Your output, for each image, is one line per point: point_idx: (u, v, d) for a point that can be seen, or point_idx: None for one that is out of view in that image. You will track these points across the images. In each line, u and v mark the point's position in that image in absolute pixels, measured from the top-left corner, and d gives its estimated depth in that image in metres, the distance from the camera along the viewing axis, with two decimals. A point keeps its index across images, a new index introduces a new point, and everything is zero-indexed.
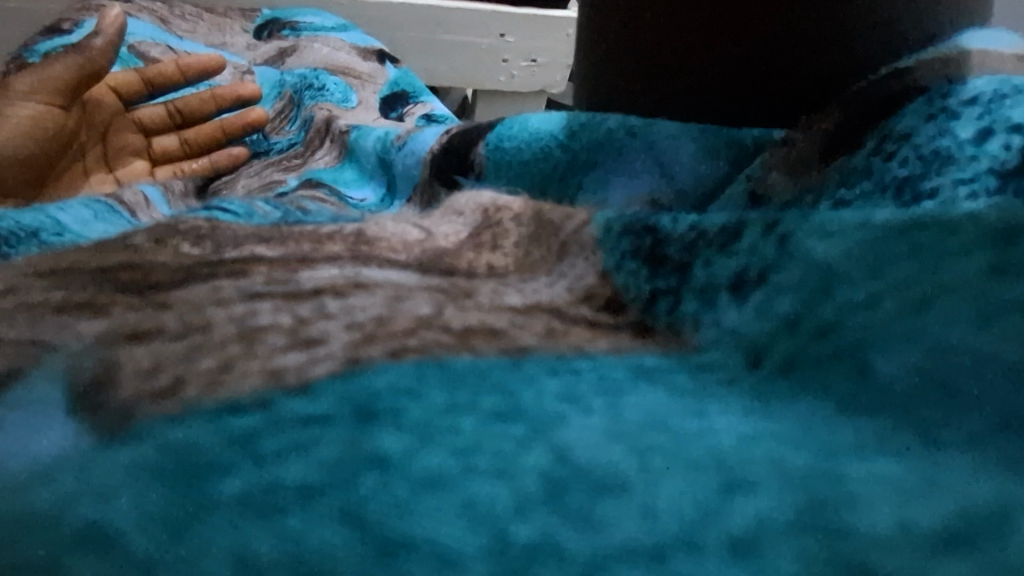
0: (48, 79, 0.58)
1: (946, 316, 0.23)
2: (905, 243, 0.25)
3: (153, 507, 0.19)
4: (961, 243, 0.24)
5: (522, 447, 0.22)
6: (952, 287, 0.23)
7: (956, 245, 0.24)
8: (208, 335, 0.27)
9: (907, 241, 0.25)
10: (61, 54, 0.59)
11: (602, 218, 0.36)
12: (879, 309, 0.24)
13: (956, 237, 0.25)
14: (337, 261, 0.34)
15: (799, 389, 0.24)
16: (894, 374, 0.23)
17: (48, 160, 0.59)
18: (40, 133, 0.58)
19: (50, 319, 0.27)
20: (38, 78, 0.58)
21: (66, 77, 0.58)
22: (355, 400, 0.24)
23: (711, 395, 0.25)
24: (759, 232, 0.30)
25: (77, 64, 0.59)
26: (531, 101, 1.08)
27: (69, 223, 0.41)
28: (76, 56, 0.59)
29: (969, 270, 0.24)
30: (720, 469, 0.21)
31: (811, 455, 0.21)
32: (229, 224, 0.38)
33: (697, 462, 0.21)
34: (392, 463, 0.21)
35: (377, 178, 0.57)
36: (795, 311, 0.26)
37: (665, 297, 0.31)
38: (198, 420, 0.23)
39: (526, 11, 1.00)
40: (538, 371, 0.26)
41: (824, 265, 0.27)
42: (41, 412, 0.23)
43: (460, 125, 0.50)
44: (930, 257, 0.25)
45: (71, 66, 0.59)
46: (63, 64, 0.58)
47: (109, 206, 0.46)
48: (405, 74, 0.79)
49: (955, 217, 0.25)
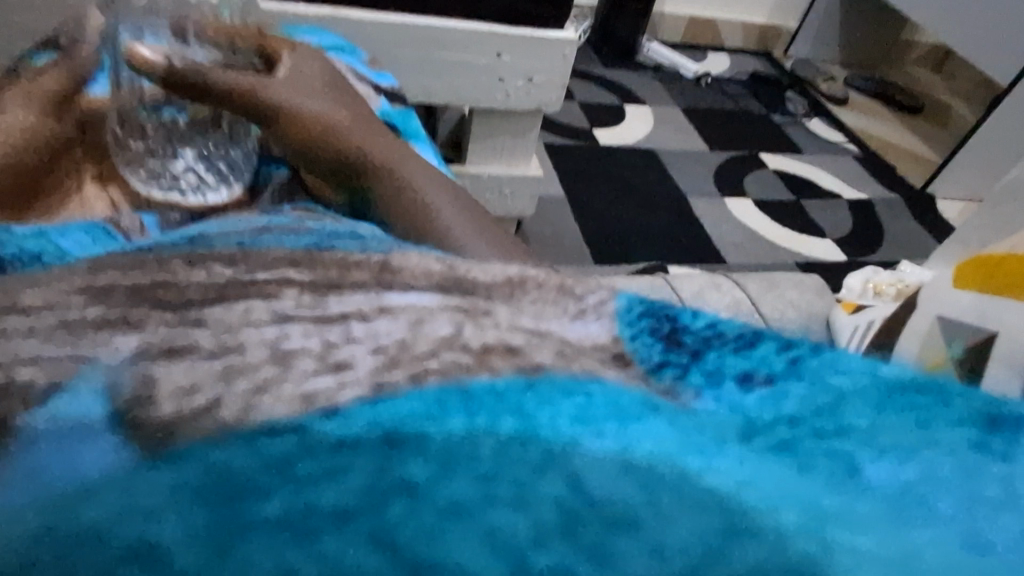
0: (37, 89, 0.53)
1: (937, 458, 0.29)
2: (907, 401, 0.32)
3: (198, 522, 0.22)
4: (944, 417, 0.31)
5: (538, 475, 0.25)
6: (944, 440, 0.30)
7: (942, 418, 0.31)
8: (242, 356, 0.28)
9: (908, 400, 0.32)
10: (45, 70, 0.55)
11: (622, 296, 0.36)
12: (883, 432, 0.30)
13: (941, 413, 0.31)
14: (364, 287, 0.32)
15: (791, 464, 0.28)
16: (885, 477, 0.28)
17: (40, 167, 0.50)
18: (32, 136, 0.50)
19: (89, 335, 0.28)
20: (27, 90, 0.53)
21: (53, 88, 0.54)
22: (382, 424, 0.26)
23: (720, 441, 0.29)
24: (773, 349, 0.34)
25: (64, 75, 0.55)
26: (527, 120, 1.16)
27: (69, 247, 0.41)
28: (60, 67, 0.55)
29: (955, 436, 0.30)
30: (723, 511, 0.25)
31: (805, 513, 0.25)
32: (253, 241, 0.34)
33: (703, 502, 0.25)
34: (420, 492, 0.24)
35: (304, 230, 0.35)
36: (801, 412, 0.31)
37: (674, 368, 0.32)
38: (238, 441, 0.25)
39: (523, 32, 1.03)
40: (552, 392, 0.28)
41: (833, 393, 0.32)
42: (84, 432, 0.25)
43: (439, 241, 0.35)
44: (928, 418, 0.31)
45: (60, 77, 0.55)
46: (50, 76, 0.54)
47: (107, 231, 0.45)
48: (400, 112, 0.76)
49: (943, 400, 0.32)
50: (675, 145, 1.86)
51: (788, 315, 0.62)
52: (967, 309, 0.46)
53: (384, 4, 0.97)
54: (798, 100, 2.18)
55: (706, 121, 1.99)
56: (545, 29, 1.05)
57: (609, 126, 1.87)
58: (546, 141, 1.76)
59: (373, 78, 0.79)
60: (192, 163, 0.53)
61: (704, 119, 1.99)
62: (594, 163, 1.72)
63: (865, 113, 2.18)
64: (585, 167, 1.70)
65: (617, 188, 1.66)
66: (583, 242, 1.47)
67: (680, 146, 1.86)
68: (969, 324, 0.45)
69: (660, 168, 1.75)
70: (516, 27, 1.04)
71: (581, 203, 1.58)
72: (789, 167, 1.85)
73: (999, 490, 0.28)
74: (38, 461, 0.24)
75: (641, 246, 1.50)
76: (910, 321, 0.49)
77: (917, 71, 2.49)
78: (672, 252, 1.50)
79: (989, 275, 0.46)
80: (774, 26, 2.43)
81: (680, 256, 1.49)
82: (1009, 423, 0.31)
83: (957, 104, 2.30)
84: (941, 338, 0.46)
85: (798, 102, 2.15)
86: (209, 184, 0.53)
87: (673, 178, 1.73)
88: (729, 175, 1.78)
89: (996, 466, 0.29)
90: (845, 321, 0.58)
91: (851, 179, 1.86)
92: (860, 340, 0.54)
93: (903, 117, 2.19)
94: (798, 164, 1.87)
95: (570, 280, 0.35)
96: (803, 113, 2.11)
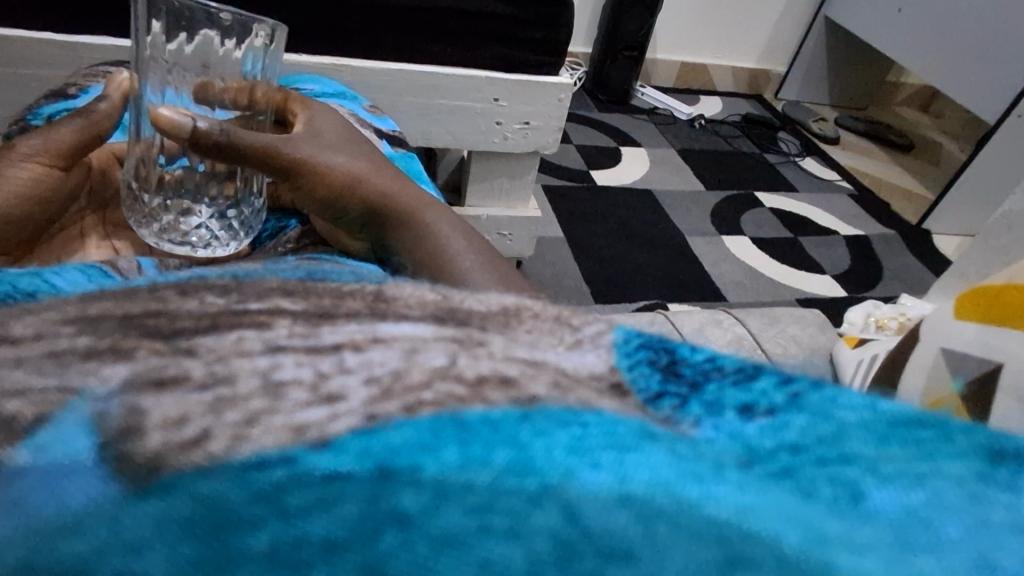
0: (52, 141, 0.54)
1: (945, 489, 0.25)
2: (913, 431, 0.28)
3: (183, 557, 0.23)
4: (954, 448, 0.27)
5: (533, 505, 0.23)
6: (953, 472, 0.26)
7: (950, 450, 0.27)
8: (232, 388, 0.26)
9: (915, 430, 0.28)
10: (65, 121, 0.55)
11: (619, 330, 0.34)
12: (889, 460, 0.26)
13: (951, 443, 0.27)
14: (356, 317, 0.30)
15: (792, 489, 0.25)
16: (889, 504, 0.24)
17: (41, 221, 0.54)
18: (38, 196, 0.53)
19: (76, 367, 0.27)
20: (43, 140, 0.54)
21: (71, 140, 0.54)
22: (375, 456, 0.24)
23: (715, 464, 0.26)
24: (773, 382, 0.31)
25: (81, 128, 0.55)
26: (525, 161, 1.18)
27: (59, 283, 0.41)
28: (82, 120, 0.55)
29: (963, 468, 0.26)
30: (720, 542, 0.23)
31: (805, 539, 0.23)
32: (253, 278, 0.34)
33: (698, 533, 0.23)
34: (413, 522, 0.23)
35: (327, 277, 0.36)
36: (801, 440, 0.28)
37: (673, 398, 0.30)
38: (227, 473, 0.24)
39: (521, 78, 1.06)
40: (547, 423, 0.26)
41: (837, 422, 0.28)
42: (63, 472, 0.24)
43: (453, 287, 0.36)
44: (931, 446, 0.27)
45: (79, 130, 0.55)
46: (68, 128, 0.55)
47: (104, 271, 0.46)
48: (401, 155, 0.77)
49: (952, 429, 0.28)
50: (672, 186, 1.89)
51: (792, 349, 0.61)
52: (971, 341, 0.46)
53: (384, 53, 1.00)
54: (791, 140, 2.22)
55: (701, 162, 2.02)
56: (540, 75, 1.08)
57: (606, 168, 1.90)
58: (544, 183, 1.78)
59: (374, 123, 0.80)
60: (206, 220, 0.54)
61: (701, 161, 2.02)
62: (592, 204, 1.74)
63: (857, 152, 2.22)
64: (582, 208, 1.71)
65: (615, 228, 1.67)
66: (582, 282, 1.47)
67: (676, 186, 1.89)
68: (973, 357, 0.44)
69: (658, 208, 1.78)
70: (511, 72, 1.07)
71: (580, 244, 1.59)
72: (786, 206, 1.87)
73: (1007, 520, 0.24)
74: (24, 492, 0.24)
75: (639, 284, 1.50)
76: (914, 356, 0.49)
77: (908, 113, 2.55)
78: (672, 291, 1.50)
79: (990, 308, 0.46)
80: (765, 70, 2.49)
81: (680, 294, 1.49)
82: (1017, 456, 0.27)
83: (950, 143, 2.34)
84: (944, 367, 0.45)
85: (791, 143, 2.21)
86: (220, 241, 0.54)
87: (671, 218, 1.75)
88: (726, 214, 1.79)
89: (1006, 497, 0.25)
90: (848, 356, 0.57)
91: (848, 217, 1.87)
92: (864, 378, 0.53)
93: (897, 157, 2.23)
94: (795, 203, 1.89)
95: (567, 314, 0.34)
96: (797, 154, 2.14)
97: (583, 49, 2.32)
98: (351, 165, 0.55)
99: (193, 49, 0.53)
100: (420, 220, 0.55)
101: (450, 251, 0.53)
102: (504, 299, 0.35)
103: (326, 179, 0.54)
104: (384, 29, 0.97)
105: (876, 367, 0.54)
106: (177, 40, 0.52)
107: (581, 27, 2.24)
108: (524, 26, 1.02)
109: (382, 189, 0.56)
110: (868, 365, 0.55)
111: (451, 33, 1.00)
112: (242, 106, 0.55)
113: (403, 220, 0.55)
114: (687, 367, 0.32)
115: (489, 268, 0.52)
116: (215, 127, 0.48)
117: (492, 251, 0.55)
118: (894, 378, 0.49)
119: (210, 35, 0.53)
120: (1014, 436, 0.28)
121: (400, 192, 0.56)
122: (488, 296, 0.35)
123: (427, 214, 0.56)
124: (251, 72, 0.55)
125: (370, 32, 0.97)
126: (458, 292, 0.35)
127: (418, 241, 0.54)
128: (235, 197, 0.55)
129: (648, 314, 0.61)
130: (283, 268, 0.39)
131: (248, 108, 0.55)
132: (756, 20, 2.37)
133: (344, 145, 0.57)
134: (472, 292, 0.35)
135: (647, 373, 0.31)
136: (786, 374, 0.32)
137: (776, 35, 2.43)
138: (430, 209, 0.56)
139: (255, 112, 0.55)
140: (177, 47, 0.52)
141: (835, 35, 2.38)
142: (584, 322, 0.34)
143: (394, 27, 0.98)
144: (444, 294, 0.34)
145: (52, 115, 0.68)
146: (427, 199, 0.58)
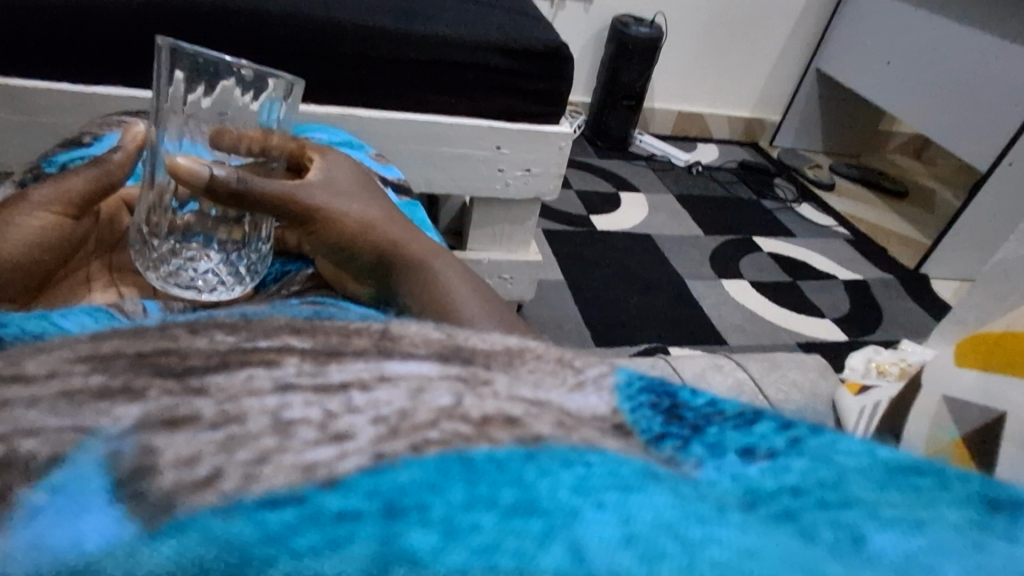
0: (64, 190, 0.55)
1: (944, 536, 0.25)
2: (912, 478, 0.28)
3: None
4: (951, 496, 0.27)
5: (541, 545, 0.23)
6: (952, 519, 0.26)
7: (948, 498, 0.27)
8: (243, 426, 0.27)
9: (914, 477, 0.28)
10: (80, 168, 0.57)
11: (622, 372, 0.35)
12: (890, 505, 0.26)
13: (948, 491, 0.28)
14: (363, 356, 0.31)
15: (794, 533, 0.25)
16: (890, 548, 0.24)
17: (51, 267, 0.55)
18: (48, 243, 0.54)
19: (90, 407, 0.27)
20: (55, 189, 0.55)
21: (83, 190, 0.56)
22: (383, 495, 0.24)
23: (718, 507, 0.26)
24: (773, 427, 0.31)
25: (94, 178, 0.57)
26: (526, 207, 1.21)
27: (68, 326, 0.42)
28: (95, 169, 0.57)
29: (962, 516, 0.26)
30: None
31: None
32: (262, 317, 0.35)
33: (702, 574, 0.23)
34: (424, 564, 0.23)
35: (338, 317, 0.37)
36: (802, 483, 0.28)
37: (674, 440, 0.30)
38: (239, 512, 0.24)
39: (523, 127, 1.09)
40: (552, 463, 0.26)
41: (837, 467, 0.29)
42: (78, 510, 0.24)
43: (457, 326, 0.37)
44: (929, 494, 0.27)
45: (91, 180, 0.56)
46: (80, 177, 0.56)
47: (110, 313, 0.47)
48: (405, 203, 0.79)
49: (949, 478, 0.28)
50: (670, 230, 1.91)
51: (794, 395, 0.61)
52: (972, 386, 0.46)
53: (389, 102, 1.03)
54: (788, 187, 2.26)
55: (699, 207, 2.05)
56: (541, 124, 1.11)
57: (605, 213, 1.93)
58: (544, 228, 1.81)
59: (379, 171, 0.83)
60: (214, 265, 0.56)
61: (699, 206, 2.06)
62: (592, 248, 1.76)
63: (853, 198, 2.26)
64: (582, 252, 1.74)
65: (614, 272, 1.69)
66: (583, 325, 1.48)
67: (675, 231, 1.91)
68: (974, 403, 0.45)
69: (656, 252, 1.80)
70: (513, 121, 1.10)
71: (580, 288, 1.60)
72: (784, 250, 1.89)
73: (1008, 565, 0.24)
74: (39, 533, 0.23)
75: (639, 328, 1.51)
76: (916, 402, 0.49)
77: (901, 160, 2.60)
78: (672, 335, 1.50)
79: (990, 354, 0.47)
80: (760, 119, 2.56)
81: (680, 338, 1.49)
82: (1015, 505, 0.27)
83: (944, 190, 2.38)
84: (947, 416, 0.45)
85: (787, 189, 2.25)
86: (225, 285, 0.55)
87: (670, 262, 1.76)
88: (725, 258, 1.81)
89: (1005, 545, 0.25)
90: (851, 402, 0.57)
91: (846, 261, 1.89)
92: (867, 424, 0.53)
93: (891, 203, 2.26)
94: (793, 248, 1.91)
95: (569, 355, 0.35)
96: (793, 200, 2.18)
97: (582, 98, 2.38)
98: (363, 213, 0.57)
99: (210, 101, 0.55)
100: (428, 266, 0.56)
101: (456, 298, 0.53)
102: (507, 339, 0.35)
103: (337, 226, 0.56)
104: (390, 80, 1.01)
105: (879, 413, 0.54)
106: (196, 92, 0.54)
107: (579, 78, 2.31)
108: (526, 79, 1.06)
109: (391, 236, 0.57)
110: (871, 411, 0.55)
111: (455, 84, 1.04)
112: (257, 153, 0.56)
113: (412, 266, 0.56)
114: (688, 410, 0.32)
115: (491, 312, 0.53)
116: (232, 175, 0.50)
117: (496, 297, 0.56)
118: (896, 423, 0.49)
119: (230, 86, 0.55)
120: (1012, 486, 0.29)
121: (409, 240, 0.58)
122: (491, 335, 0.35)
123: (434, 261, 0.57)
124: (268, 121, 0.57)
125: (377, 83, 1.01)
126: (462, 330, 0.35)
127: (425, 287, 0.55)
128: (241, 241, 0.56)
129: (648, 358, 0.61)
130: (292, 309, 0.39)
131: (264, 156, 0.57)
132: (750, 71, 2.45)
133: (357, 192, 0.59)
134: (475, 332, 0.36)
135: (649, 415, 0.31)
136: (785, 419, 0.32)
137: (769, 86, 2.50)
138: (437, 257, 0.58)
139: (269, 159, 0.57)
140: (195, 99, 0.54)
141: (827, 86, 2.46)
142: (585, 362, 0.34)
143: (399, 79, 1.01)
144: (448, 332, 0.35)
145: (66, 162, 0.71)
146: (435, 247, 0.59)
